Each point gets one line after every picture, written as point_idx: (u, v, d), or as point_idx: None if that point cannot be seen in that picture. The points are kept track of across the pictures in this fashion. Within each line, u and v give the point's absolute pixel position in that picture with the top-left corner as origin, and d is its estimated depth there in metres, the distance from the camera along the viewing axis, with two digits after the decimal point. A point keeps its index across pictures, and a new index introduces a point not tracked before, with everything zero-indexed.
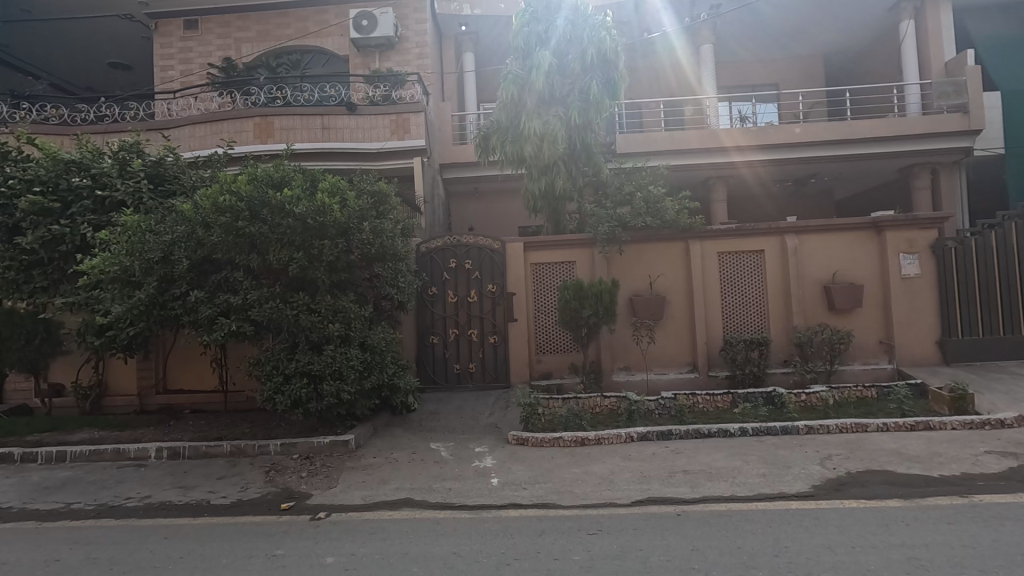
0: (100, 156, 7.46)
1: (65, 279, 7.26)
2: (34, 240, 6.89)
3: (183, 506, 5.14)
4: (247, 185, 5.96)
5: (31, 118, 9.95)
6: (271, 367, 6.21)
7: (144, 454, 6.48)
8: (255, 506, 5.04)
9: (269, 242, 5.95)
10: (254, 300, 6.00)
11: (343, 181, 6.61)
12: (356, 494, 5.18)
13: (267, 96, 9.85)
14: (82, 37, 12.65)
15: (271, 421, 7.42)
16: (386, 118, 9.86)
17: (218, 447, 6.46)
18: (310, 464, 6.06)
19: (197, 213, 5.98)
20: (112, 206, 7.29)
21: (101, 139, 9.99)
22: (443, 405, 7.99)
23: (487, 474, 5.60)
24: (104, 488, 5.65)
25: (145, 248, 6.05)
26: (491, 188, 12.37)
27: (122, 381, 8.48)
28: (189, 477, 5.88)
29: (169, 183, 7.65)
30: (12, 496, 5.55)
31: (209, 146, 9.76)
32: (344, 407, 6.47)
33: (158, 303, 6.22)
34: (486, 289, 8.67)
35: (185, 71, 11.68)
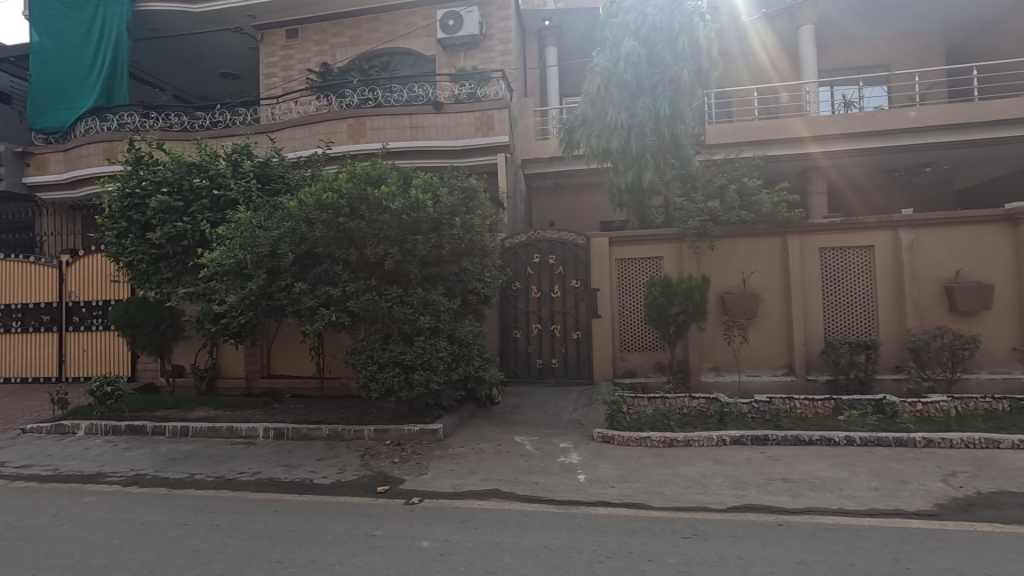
0: (216, 159, 8.14)
1: (186, 271, 7.99)
2: (162, 235, 7.64)
3: (289, 483, 5.53)
4: (347, 183, 6.26)
5: (158, 126, 11.08)
6: (366, 356, 6.52)
7: (254, 433, 7.04)
8: (353, 487, 5.33)
9: (367, 236, 6.24)
10: (352, 292, 6.32)
11: (435, 177, 6.82)
12: (446, 482, 5.34)
13: (360, 97, 10.35)
14: (198, 51, 13.83)
15: (364, 408, 7.82)
16: (470, 115, 10.04)
17: (318, 429, 6.89)
18: (402, 450, 6.32)
19: (301, 209, 6.35)
20: (226, 204, 7.93)
21: (215, 143, 10.93)
22: (526, 399, 8.07)
23: (573, 469, 5.58)
24: (221, 462, 6.20)
25: (255, 242, 6.48)
26: (572, 182, 12.28)
27: (233, 365, 9.25)
28: (292, 456, 6.32)
29: (275, 182, 8.21)
30: (146, 464, 6.23)
31: (307, 147, 10.39)
32: (432, 397, 6.68)
33: (266, 294, 6.66)
34: (569, 285, 8.65)
35: (286, 77, 12.50)
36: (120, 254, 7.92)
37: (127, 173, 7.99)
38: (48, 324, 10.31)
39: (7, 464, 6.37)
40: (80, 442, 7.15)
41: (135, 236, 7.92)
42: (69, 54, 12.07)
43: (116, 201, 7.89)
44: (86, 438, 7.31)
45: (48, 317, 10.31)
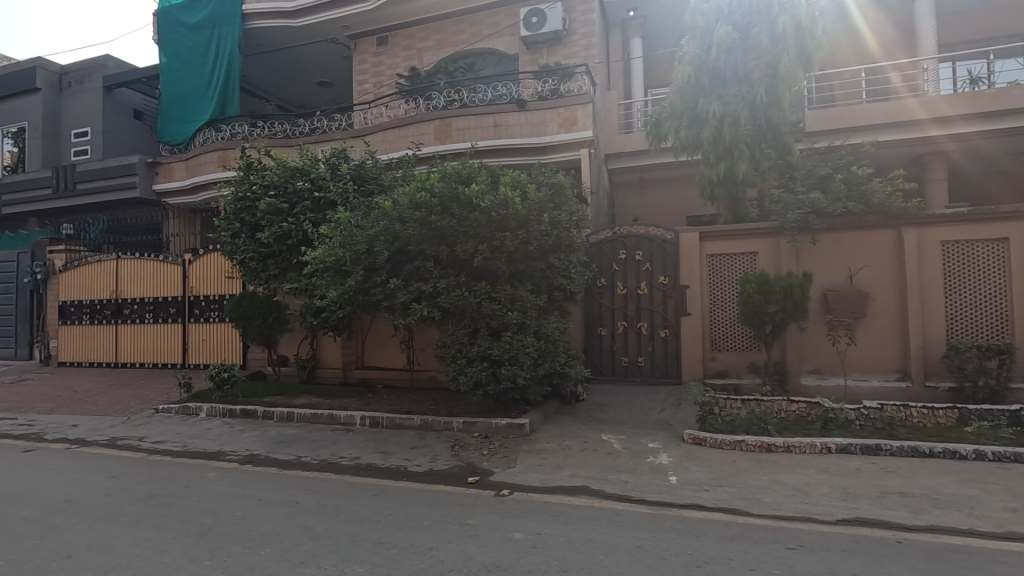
0: (316, 163, 8.69)
1: (291, 268, 8.59)
2: (270, 235, 8.26)
3: (386, 469, 5.81)
4: (439, 182, 6.46)
5: (265, 134, 12.00)
6: (455, 350, 6.69)
7: (352, 420, 7.47)
8: (445, 476, 5.52)
9: (457, 233, 6.42)
10: (443, 288, 6.51)
11: (522, 174, 6.92)
12: (534, 476, 5.39)
13: (446, 99, 10.66)
14: (298, 63, 14.81)
15: (452, 400, 8.07)
16: (553, 111, 10.03)
17: (410, 420, 7.20)
18: (489, 443, 6.45)
19: (394, 208, 6.61)
20: (326, 205, 8.44)
21: (315, 148, 11.67)
22: (611, 397, 7.98)
23: (664, 470, 5.45)
24: (324, 446, 6.64)
25: (353, 241, 6.81)
26: (656, 176, 11.95)
27: (331, 356, 9.86)
28: (387, 444, 6.63)
29: (369, 183, 8.64)
30: (259, 445, 6.78)
31: (398, 149, 10.83)
32: (519, 392, 6.76)
33: (362, 290, 6.98)
34: (656, 282, 8.44)
35: (377, 83, 13.10)
36: (234, 253, 8.65)
37: (239, 179, 8.69)
38: (174, 316, 11.50)
39: (145, 439, 7.19)
40: (203, 423, 7.92)
41: (246, 236, 8.61)
42: (190, 73, 13.38)
43: (231, 204, 8.61)
44: (207, 419, 8.09)
45: (174, 310, 11.50)
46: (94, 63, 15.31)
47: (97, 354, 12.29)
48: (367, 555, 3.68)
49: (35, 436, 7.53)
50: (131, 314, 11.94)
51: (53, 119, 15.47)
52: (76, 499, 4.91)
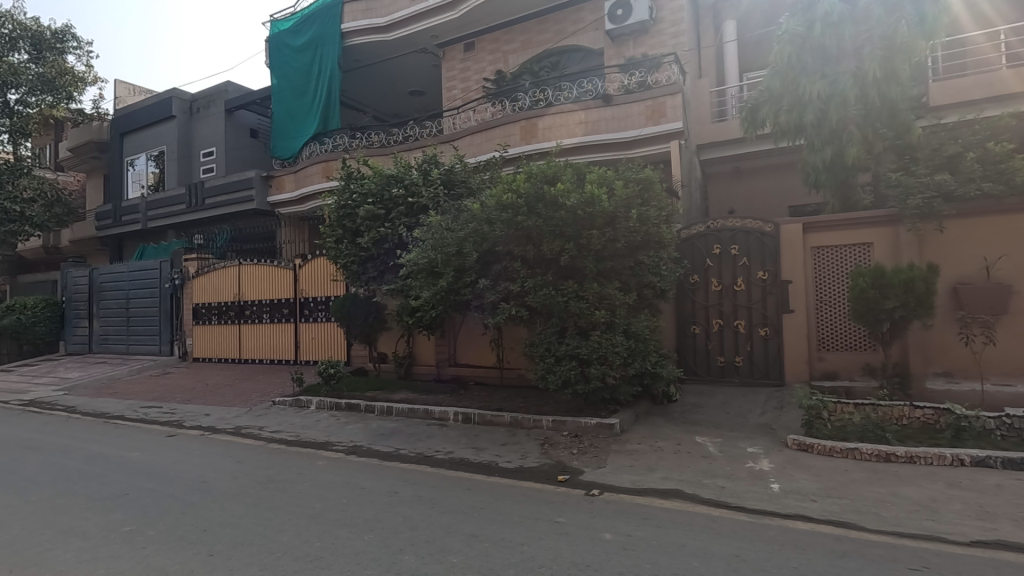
0: (409, 170, 9.10)
1: (388, 270, 9.08)
2: (369, 240, 8.78)
3: (478, 464, 5.99)
4: (525, 183, 6.54)
5: (363, 145, 12.78)
6: (543, 349, 6.71)
7: (446, 415, 7.78)
8: (536, 474, 5.58)
9: (544, 233, 6.47)
10: (531, 287, 6.57)
11: (609, 171, 6.85)
12: (625, 477, 5.30)
13: (531, 99, 10.74)
14: (392, 75, 15.55)
15: (541, 399, 8.14)
16: (640, 104, 9.79)
17: (500, 417, 7.37)
18: (579, 442, 6.44)
19: (482, 210, 6.74)
20: (419, 210, 8.84)
21: (408, 155, 12.22)
22: (706, 399, 7.65)
23: (765, 477, 5.14)
24: (420, 440, 6.96)
25: (443, 243, 7.01)
26: (754, 164, 11.29)
27: (425, 353, 10.32)
28: (479, 439, 6.83)
29: (459, 187, 8.94)
30: (362, 437, 7.25)
31: (486, 151, 11.06)
32: (608, 391, 6.68)
33: (453, 290, 7.19)
34: (755, 277, 7.99)
35: (464, 88, 13.48)
36: (337, 257, 9.28)
37: (341, 188, 9.27)
38: (287, 316, 12.59)
39: (264, 429, 7.94)
40: (313, 415, 8.60)
41: (348, 241, 9.19)
42: (298, 91, 14.51)
43: (334, 212, 9.23)
44: (316, 411, 8.77)
45: (287, 310, 12.58)
46: (217, 89, 17.06)
47: (224, 350, 13.72)
48: (461, 546, 3.82)
49: (176, 422, 8.57)
50: (251, 315, 13.20)
51: (186, 142, 17.44)
52: (209, 480, 5.53)
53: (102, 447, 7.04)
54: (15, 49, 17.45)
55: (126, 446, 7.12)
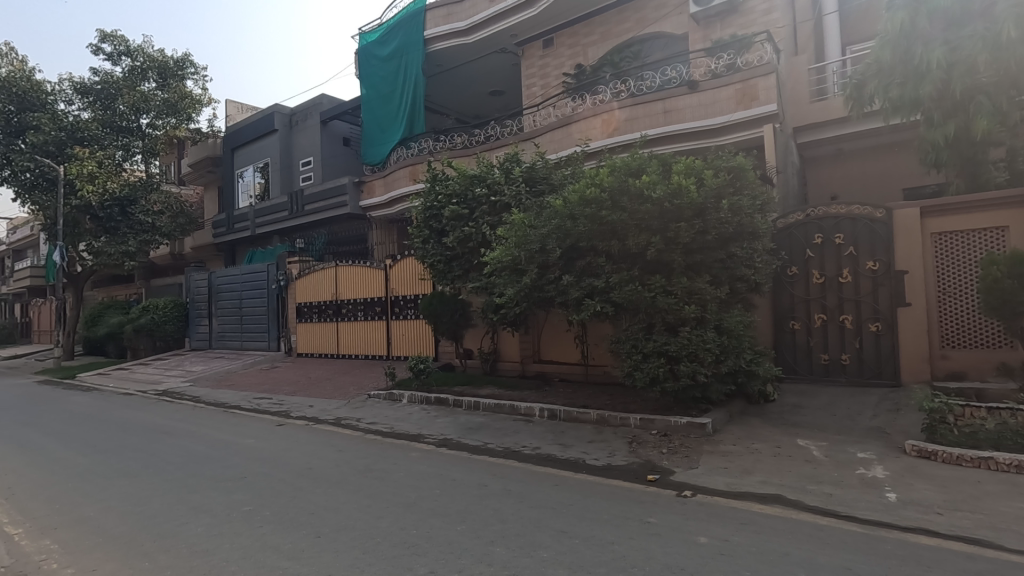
0: (492, 169, 9.23)
1: (473, 268, 9.29)
2: (455, 239, 9.02)
3: (565, 460, 5.98)
4: (608, 176, 6.41)
5: (447, 147, 13.18)
6: (630, 346, 6.54)
7: (531, 411, 7.84)
8: (624, 472, 5.48)
9: (629, 227, 6.32)
10: (616, 283, 6.43)
11: (697, 160, 6.56)
12: (719, 480, 5.08)
13: (613, 91, 10.55)
14: (474, 77, 15.84)
15: (629, 396, 7.98)
16: (730, 88, 9.29)
17: (586, 413, 7.32)
18: (669, 441, 6.24)
19: (565, 206, 6.68)
20: (501, 208, 8.95)
21: (490, 155, 12.41)
22: (808, 399, 7.14)
23: (879, 485, 4.72)
24: (508, 435, 7.07)
25: (527, 240, 7.04)
26: (860, 145, 10.38)
27: (510, 349, 10.47)
28: (565, 436, 6.82)
29: (541, 184, 8.98)
30: (451, 431, 7.48)
31: (567, 147, 10.98)
32: (699, 390, 6.42)
33: (537, 287, 7.19)
34: (863, 268, 7.39)
35: (544, 84, 13.46)
36: (425, 257, 9.63)
37: (427, 190, 9.58)
38: (379, 314, 13.26)
39: (361, 420, 8.41)
40: (405, 408, 8.99)
41: (434, 241, 9.51)
42: (385, 99, 15.18)
43: (421, 214, 9.57)
44: (408, 405, 9.16)
45: (379, 308, 13.25)
46: (313, 101, 18.25)
47: (324, 346, 14.69)
48: (550, 541, 3.83)
49: (284, 413, 9.29)
50: (347, 313, 14.02)
51: (288, 153, 18.83)
52: (314, 467, 5.95)
53: (223, 434, 7.80)
54: (145, 78, 19.68)
55: (242, 433, 7.83)
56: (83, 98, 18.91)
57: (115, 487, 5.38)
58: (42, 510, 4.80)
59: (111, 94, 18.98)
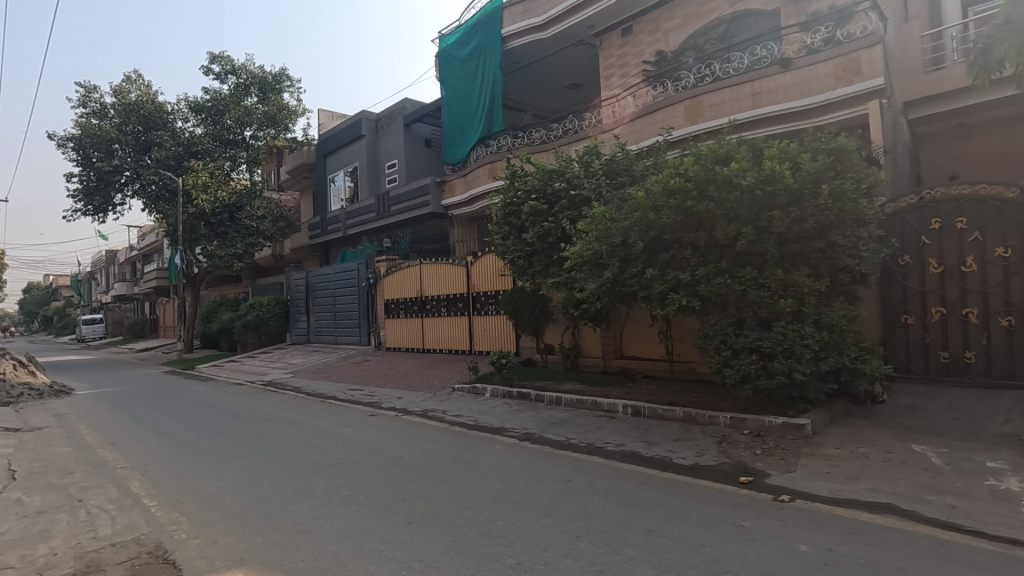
0: (571, 163, 9.17)
1: (553, 263, 9.28)
2: (534, 234, 9.04)
3: (650, 458, 5.85)
4: (693, 165, 6.17)
5: (525, 143, 13.27)
6: (718, 341, 6.25)
7: (614, 408, 7.73)
8: (715, 473, 5.25)
9: (717, 218, 6.04)
10: (703, 276, 6.16)
11: (792, 143, 6.16)
12: (821, 485, 4.74)
13: (696, 76, 10.25)
14: (551, 72, 15.77)
15: (718, 394, 7.66)
16: (828, 63, 8.61)
17: (672, 411, 7.10)
18: (763, 442, 5.91)
19: (647, 198, 6.49)
20: (581, 202, 8.87)
21: (568, 149, 12.33)
22: (925, 401, 6.49)
23: (1014, 499, 4.20)
24: (590, 431, 7.01)
25: (608, 233, 6.92)
26: (986, 116, 9.24)
27: (591, 345, 10.38)
28: (650, 433, 6.66)
29: (621, 176, 8.81)
30: (534, 425, 7.54)
31: (648, 137, 10.67)
32: (797, 388, 6.04)
33: (619, 281, 7.05)
34: (992, 256, 6.64)
35: (623, 74, 13.14)
36: (505, 253, 9.73)
37: (507, 187, 9.66)
38: (462, 309, 13.61)
39: (447, 413, 8.69)
40: (488, 402, 9.17)
41: (514, 237, 9.58)
42: (464, 100, 15.51)
43: (501, 210, 9.67)
44: (491, 398, 9.33)
45: (461, 304, 13.60)
46: (397, 106, 19.01)
47: (410, 341, 15.30)
48: (637, 539, 3.76)
49: (375, 404, 9.78)
50: (431, 309, 14.50)
51: (375, 157, 19.76)
52: (405, 456, 6.23)
53: (322, 422, 8.35)
54: (248, 94, 21.37)
55: (338, 422, 8.33)
56: (196, 115, 20.89)
57: (231, 468, 5.93)
58: (172, 487, 5.38)
59: (220, 110, 20.78)
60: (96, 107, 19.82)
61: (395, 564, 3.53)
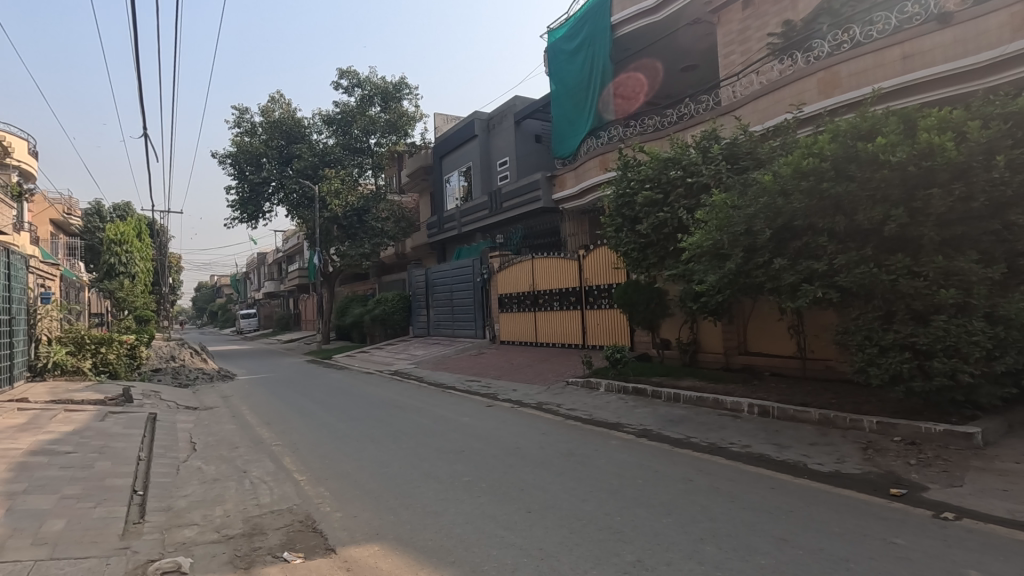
0: (687, 149, 8.76)
1: (669, 255, 8.92)
2: (648, 226, 8.76)
3: (781, 462, 5.44)
4: (830, 143, 5.60)
5: (637, 132, 12.95)
6: (862, 337, 5.64)
7: (739, 406, 7.29)
8: (860, 482, 4.76)
9: (860, 200, 5.43)
10: (843, 265, 5.58)
11: (955, 109, 5.32)
12: (996, 504, 4.10)
13: (831, 44, 9.34)
14: (665, 57, 15.09)
15: (861, 396, 6.91)
16: (1003, 12, 7.33)
17: (807, 413, 6.54)
18: (919, 451, 5.25)
19: (775, 181, 6.00)
20: (699, 189, 8.45)
21: (684, 135, 11.77)
22: None
23: None
24: (713, 430, 6.68)
25: (731, 222, 6.51)
26: None
27: (712, 340, 9.88)
28: (780, 436, 6.19)
29: (744, 160, 8.24)
30: (651, 422, 7.34)
31: (774, 116, 9.88)
32: (962, 391, 5.27)
33: (743, 272, 6.62)
34: None
35: (744, 50, 12.22)
36: (618, 245, 9.52)
37: (619, 178, 9.46)
38: (574, 303, 13.60)
39: (562, 406, 8.76)
40: (603, 396, 9.09)
41: (627, 229, 9.34)
42: (573, 93, 15.40)
43: (613, 202, 9.47)
44: (606, 393, 9.24)
45: (574, 298, 13.60)
46: (508, 104, 19.38)
47: (524, 334, 15.59)
48: (769, 548, 3.53)
49: (492, 395, 10.13)
50: (544, 303, 14.64)
51: (487, 155, 20.32)
52: (522, 447, 6.38)
53: (444, 411, 8.82)
54: (372, 103, 23.00)
55: (458, 411, 8.74)
56: (328, 127, 22.92)
57: (366, 450, 6.47)
58: (317, 464, 6.00)
59: (348, 121, 22.61)
60: (248, 127, 22.53)
61: (515, 551, 3.63)
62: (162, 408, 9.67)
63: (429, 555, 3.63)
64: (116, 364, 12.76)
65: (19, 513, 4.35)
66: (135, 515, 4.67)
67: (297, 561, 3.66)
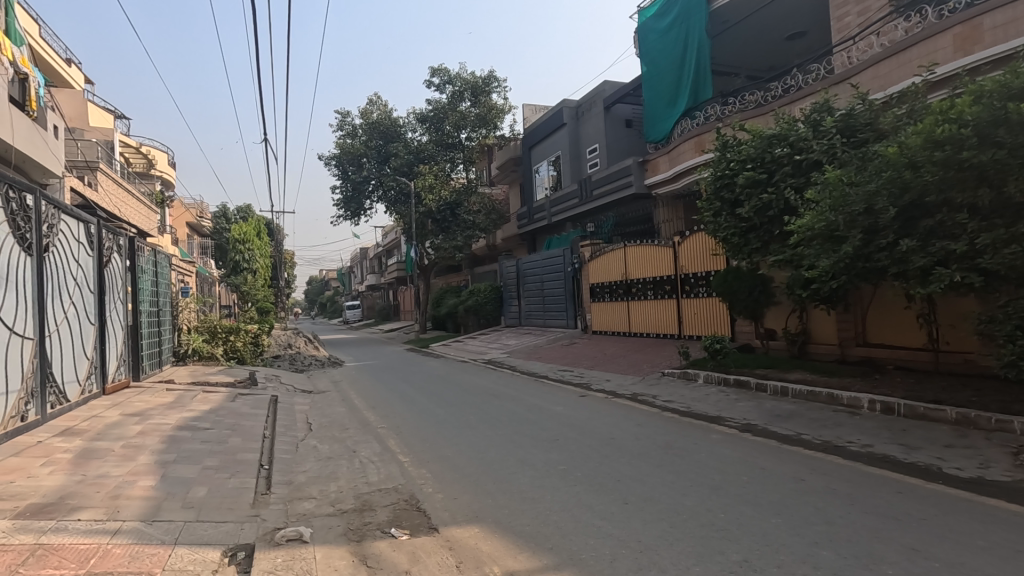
0: (795, 124, 8.11)
1: (774, 239, 8.33)
2: (751, 209, 8.22)
3: (909, 464, 4.92)
4: (971, 106, 4.90)
5: (736, 109, 12.26)
6: (1013, 327, 4.93)
7: (858, 402, 6.69)
8: (1009, 491, 4.19)
9: (1010, 170, 4.72)
10: (987, 244, 4.91)
11: None
12: None
13: None
14: (767, 26, 14.03)
15: (1010, 394, 6.06)
16: None
17: (941, 411, 5.87)
18: None
19: (902, 153, 5.39)
20: (809, 167, 7.80)
21: (791, 109, 10.93)
22: None
23: None
24: (827, 427, 6.18)
25: (847, 201, 5.96)
26: None
27: (825, 330, 9.11)
28: (909, 435, 5.60)
29: (863, 132, 7.47)
30: (756, 416, 6.93)
31: (899, 80, 8.89)
32: None
33: (863, 256, 6.02)
34: None
35: (862, 11, 11.02)
36: (716, 230, 9.03)
37: (717, 159, 8.95)
38: (669, 292, 13.15)
39: (658, 397, 8.52)
40: (702, 388, 8.72)
41: (727, 213, 8.83)
42: (665, 72, 14.81)
43: (711, 185, 8.99)
44: (705, 385, 8.86)
45: (669, 287, 13.14)
46: (597, 89, 19.00)
47: (616, 324, 15.33)
48: (898, 558, 3.20)
49: (585, 385, 10.08)
50: (637, 292, 14.28)
51: (576, 143, 20.11)
52: (618, 437, 6.27)
53: (537, 400, 8.90)
54: (462, 99, 23.51)
55: (552, 401, 8.78)
56: (422, 125, 23.76)
57: (463, 435, 6.69)
58: (419, 447, 6.30)
59: (440, 118, 23.29)
60: (349, 129, 23.94)
61: (614, 541, 3.59)
62: (282, 391, 10.63)
63: (527, 540, 3.68)
64: (243, 351, 14.20)
65: (171, 479, 4.98)
66: (263, 486, 5.17)
67: (403, 537, 3.87)
